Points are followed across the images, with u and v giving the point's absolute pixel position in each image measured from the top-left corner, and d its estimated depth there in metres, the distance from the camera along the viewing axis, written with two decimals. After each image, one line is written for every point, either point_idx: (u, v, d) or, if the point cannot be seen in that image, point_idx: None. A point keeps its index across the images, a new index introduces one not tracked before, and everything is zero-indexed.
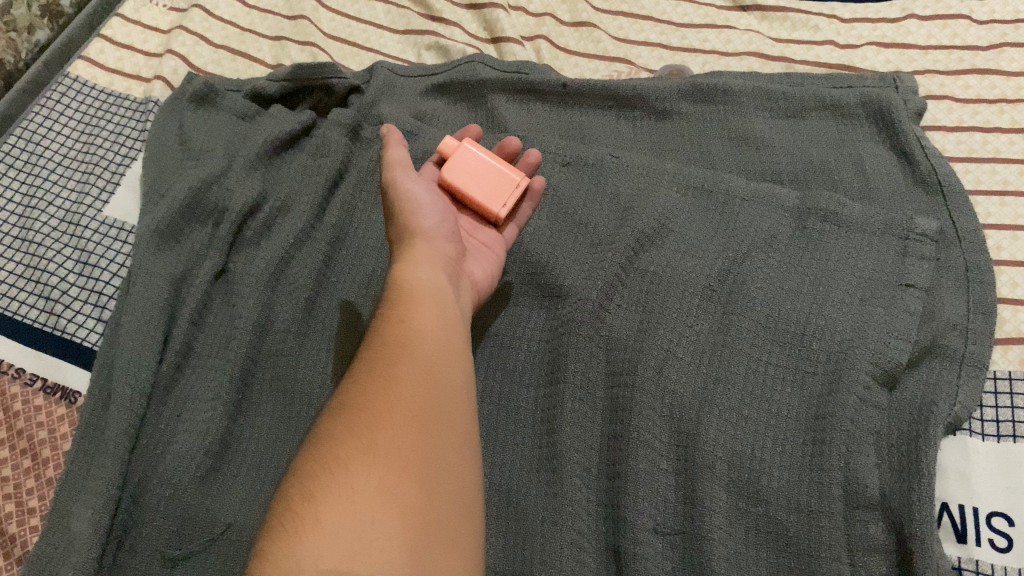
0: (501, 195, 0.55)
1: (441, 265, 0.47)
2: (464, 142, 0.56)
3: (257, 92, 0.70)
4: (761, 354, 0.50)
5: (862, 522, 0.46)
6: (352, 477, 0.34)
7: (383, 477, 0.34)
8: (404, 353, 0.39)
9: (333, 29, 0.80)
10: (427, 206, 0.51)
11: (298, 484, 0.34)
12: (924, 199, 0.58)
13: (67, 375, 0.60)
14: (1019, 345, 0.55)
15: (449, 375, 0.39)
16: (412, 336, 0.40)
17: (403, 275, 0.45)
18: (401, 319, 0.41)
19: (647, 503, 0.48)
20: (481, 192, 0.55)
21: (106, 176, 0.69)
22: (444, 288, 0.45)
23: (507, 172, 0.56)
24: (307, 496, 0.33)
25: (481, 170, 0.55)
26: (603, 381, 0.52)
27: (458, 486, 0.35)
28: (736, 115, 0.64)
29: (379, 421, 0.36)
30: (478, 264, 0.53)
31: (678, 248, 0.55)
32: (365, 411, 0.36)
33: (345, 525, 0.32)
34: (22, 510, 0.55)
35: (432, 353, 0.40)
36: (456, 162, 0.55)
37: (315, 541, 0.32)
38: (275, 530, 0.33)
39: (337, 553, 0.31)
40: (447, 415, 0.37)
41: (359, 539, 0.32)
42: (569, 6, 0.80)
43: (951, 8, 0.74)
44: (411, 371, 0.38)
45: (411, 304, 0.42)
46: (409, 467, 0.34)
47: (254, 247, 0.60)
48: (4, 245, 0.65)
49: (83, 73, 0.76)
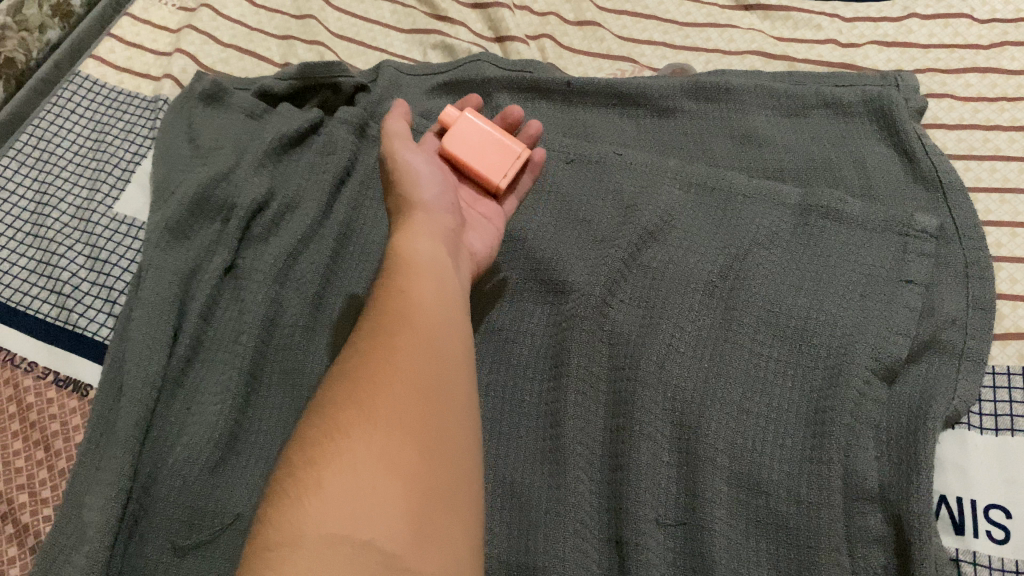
0: (502, 165, 0.56)
1: (441, 238, 0.48)
2: (465, 113, 0.57)
3: (265, 91, 0.71)
4: (762, 348, 0.51)
5: (861, 514, 0.47)
6: (355, 445, 0.35)
7: (384, 446, 0.35)
8: (404, 325, 0.39)
9: (340, 29, 0.80)
10: (426, 178, 0.52)
11: (301, 452, 0.35)
12: (925, 196, 0.59)
13: (79, 369, 0.61)
14: (1018, 341, 0.56)
15: (450, 348, 0.40)
16: (413, 308, 0.41)
17: (402, 246, 0.45)
18: (401, 290, 0.42)
19: (648, 494, 0.49)
20: (481, 163, 0.56)
21: (116, 174, 0.70)
22: (442, 258, 0.46)
23: (508, 143, 0.57)
24: (310, 463, 0.35)
25: (482, 140, 0.57)
26: (606, 375, 0.52)
27: (460, 460, 0.36)
28: (737, 113, 0.65)
29: (381, 391, 0.36)
30: (479, 237, 0.54)
31: (681, 244, 0.56)
32: (367, 381, 0.37)
33: (346, 491, 0.33)
34: (35, 501, 0.56)
35: (433, 324, 0.40)
36: (457, 131, 0.56)
37: (317, 506, 0.33)
38: (279, 495, 0.34)
39: (339, 519, 0.33)
40: (448, 388, 0.38)
41: (361, 506, 0.33)
42: (574, 5, 0.80)
43: (953, 7, 0.75)
44: (411, 343, 0.39)
45: (411, 275, 0.43)
46: (411, 438, 0.35)
47: (262, 243, 0.61)
48: (17, 242, 0.66)
49: (94, 72, 0.77)
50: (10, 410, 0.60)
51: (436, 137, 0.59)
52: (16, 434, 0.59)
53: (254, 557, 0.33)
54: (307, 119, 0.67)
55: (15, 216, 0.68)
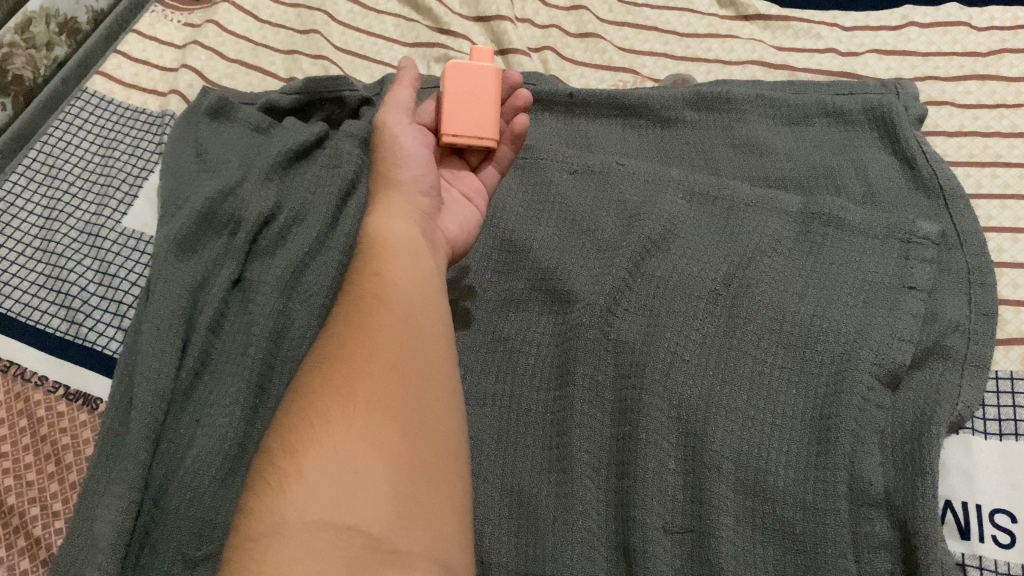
0: (459, 124, 0.55)
1: (416, 220, 0.50)
2: (471, 65, 0.55)
3: (270, 106, 0.71)
4: (767, 356, 0.51)
5: (867, 520, 0.47)
6: (334, 430, 0.36)
7: (364, 430, 0.36)
8: (381, 306, 0.42)
9: (344, 43, 0.81)
10: (411, 158, 0.54)
11: (281, 441, 0.37)
12: (927, 203, 0.60)
13: (89, 382, 0.61)
14: (1020, 346, 0.56)
15: (428, 328, 0.42)
16: (389, 289, 0.43)
17: (378, 228, 0.48)
18: (376, 273, 0.44)
19: (656, 501, 0.49)
20: (445, 113, 0.55)
21: (124, 189, 0.71)
22: (416, 238, 0.48)
23: (485, 111, 0.55)
24: (289, 450, 0.36)
25: (467, 91, 0.55)
26: (612, 384, 0.53)
27: (441, 440, 0.38)
28: (739, 123, 0.66)
29: (357, 375, 0.38)
30: (455, 218, 0.55)
31: (684, 254, 0.56)
32: (344, 365, 0.39)
33: (327, 474, 0.35)
34: (47, 514, 0.57)
35: (409, 307, 0.43)
36: (452, 75, 0.55)
37: (298, 491, 0.34)
38: (261, 484, 0.36)
39: (321, 504, 0.34)
40: (425, 368, 0.40)
41: (343, 488, 0.34)
42: (575, 18, 0.81)
43: (951, 15, 0.75)
44: (387, 322, 0.41)
45: (386, 257, 0.45)
46: (389, 418, 0.37)
47: (269, 255, 0.61)
48: (26, 257, 0.67)
49: (101, 88, 0.78)
50: (20, 424, 0.60)
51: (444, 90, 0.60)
52: (27, 448, 0.59)
53: (240, 548, 0.34)
54: (312, 133, 0.67)
55: (24, 231, 0.69)
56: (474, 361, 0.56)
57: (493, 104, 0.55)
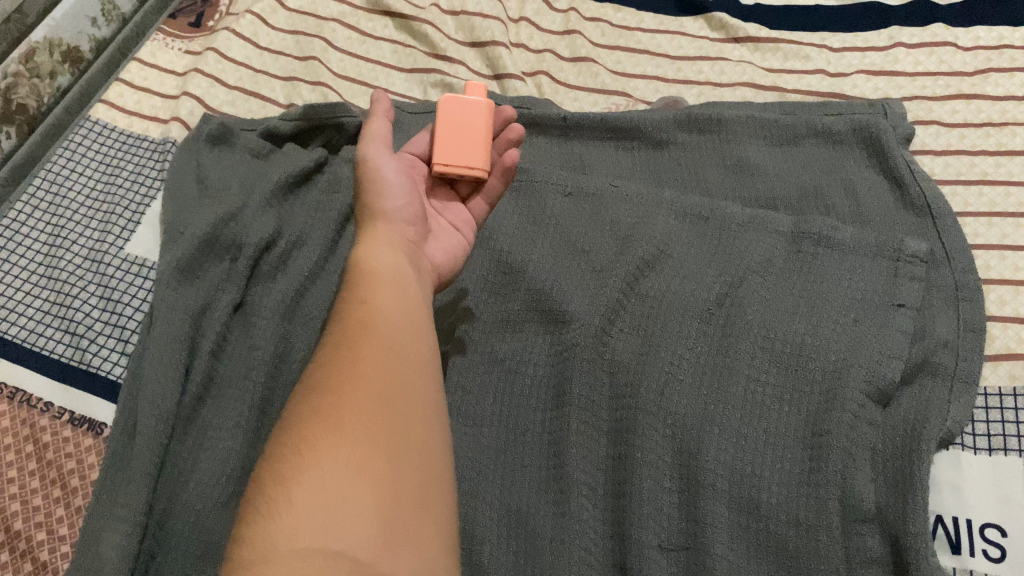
0: (450, 154, 0.57)
1: (402, 248, 0.50)
2: (463, 100, 0.57)
3: (271, 132, 0.73)
4: (759, 374, 0.52)
5: (859, 536, 0.48)
6: (321, 458, 0.36)
7: (352, 457, 0.37)
8: (368, 332, 0.42)
9: (342, 69, 0.83)
10: (395, 188, 0.54)
11: (270, 470, 0.37)
12: (915, 221, 0.61)
13: (94, 408, 0.62)
14: (1009, 361, 0.57)
15: (415, 356, 0.43)
16: (376, 316, 0.43)
17: (365, 257, 0.48)
18: (363, 299, 0.45)
19: (651, 520, 0.50)
20: (437, 144, 0.57)
21: (127, 216, 0.72)
22: (402, 267, 0.48)
23: (475, 143, 0.57)
24: (279, 479, 0.36)
25: (459, 123, 0.57)
26: (607, 404, 0.54)
27: (428, 465, 0.39)
28: (730, 144, 0.67)
29: (345, 402, 0.39)
30: (440, 245, 0.56)
31: (677, 274, 0.57)
32: (331, 391, 0.39)
33: (315, 503, 0.35)
34: (53, 538, 0.58)
35: (395, 331, 0.43)
36: (446, 110, 0.57)
37: (288, 520, 0.35)
38: (252, 513, 0.36)
39: (310, 532, 0.34)
40: (413, 393, 0.41)
41: (331, 516, 0.35)
42: (569, 42, 0.83)
43: (937, 36, 0.77)
44: (375, 349, 0.41)
45: (373, 284, 0.46)
46: (376, 445, 0.37)
47: (270, 279, 0.62)
48: (31, 284, 0.68)
49: (104, 116, 0.80)
50: (25, 449, 0.61)
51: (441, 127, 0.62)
52: (32, 473, 0.60)
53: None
54: (312, 158, 0.68)
55: (28, 259, 0.70)
56: (472, 382, 0.57)
57: (484, 137, 0.57)
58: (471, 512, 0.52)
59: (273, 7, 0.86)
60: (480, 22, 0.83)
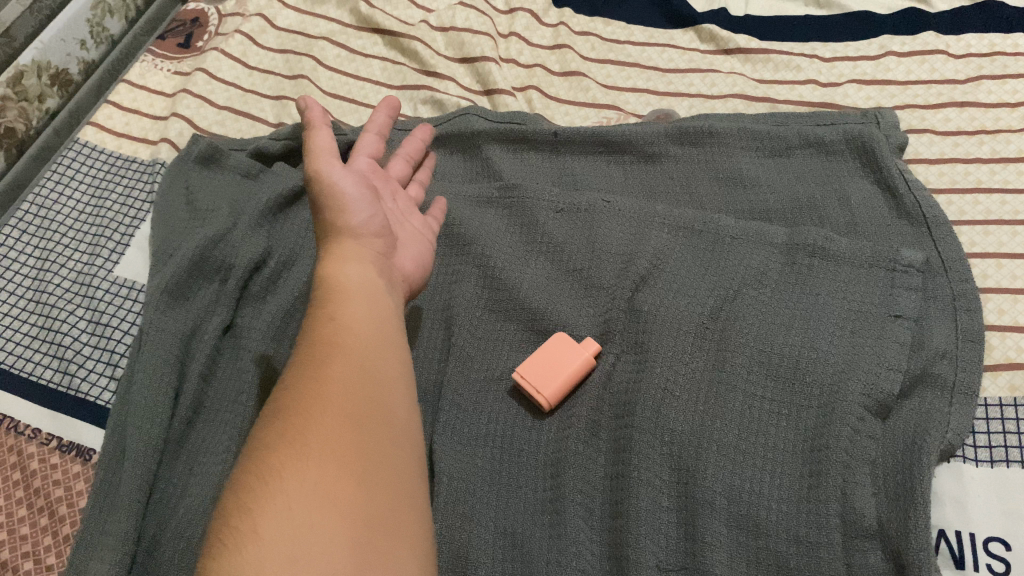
0: (563, 395, 0.54)
1: (372, 263, 0.50)
2: (576, 350, 0.55)
3: (260, 151, 0.72)
4: (756, 389, 0.51)
5: (862, 553, 0.47)
6: (287, 486, 0.35)
7: (318, 482, 0.35)
8: (335, 352, 0.42)
9: (332, 87, 0.82)
10: (356, 200, 0.52)
11: (233, 497, 0.36)
12: (910, 231, 0.60)
13: (82, 433, 0.61)
14: (1008, 371, 0.57)
15: (385, 375, 0.42)
16: (344, 334, 0.43)
17: (332, 274, 0.48)
18: (332, 318, 0.44)
19: (648, 540, 0.49)
20: (547, 371, 0.54)
21: (116, 238, 0.71)
22: (371, 281, 0.48)
23: (561, 358, 0.54)
24: (243, 509, 0.35)
25: (557, 355, 0.54)
26: (609, 424, 0.53)
27: (398, 491, 0.38)
28: (722, 156, 0.66)
29: (311, 426, 0.38)
30: (410, 255, 0.55)
31: (672, 288, 0.57)
32: (297, 414, 0.38)
33: (281, 532, 0.34)
34: (40, 568, 0.56)
35: (363, 348, 0.43)
36: (553, 360, 0.54)
37: (254, 551, 0.33)
38: (214, 547, 0.34)
39: (278, 561, 0.33)
40: (381, 414, 0.40)
41: (299, 544, 0.33)
42: (559, 57, 0.83)
43: (928, 44, 0.77)
44: (343, 370, 0.41)
45: (342, 301, 0.45)
46: (343, 470, 0.36)
47: (260, 301, 0.62)
48: (19, 309, 0.68)
49: (93, 139, 0.79)
50: (13, 477, 0.60)
51: (376, 139, 0.62)
52: (20, 502, 0.59)
53: None
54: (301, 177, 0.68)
55: (16, 283, 0.69)
56: (467, 401, 0.55)
57: (557, 363, 0.54)
58: (466, 536, 0.50)
59: (262, 27, 0.86)
60: (470, 39, 0.83)
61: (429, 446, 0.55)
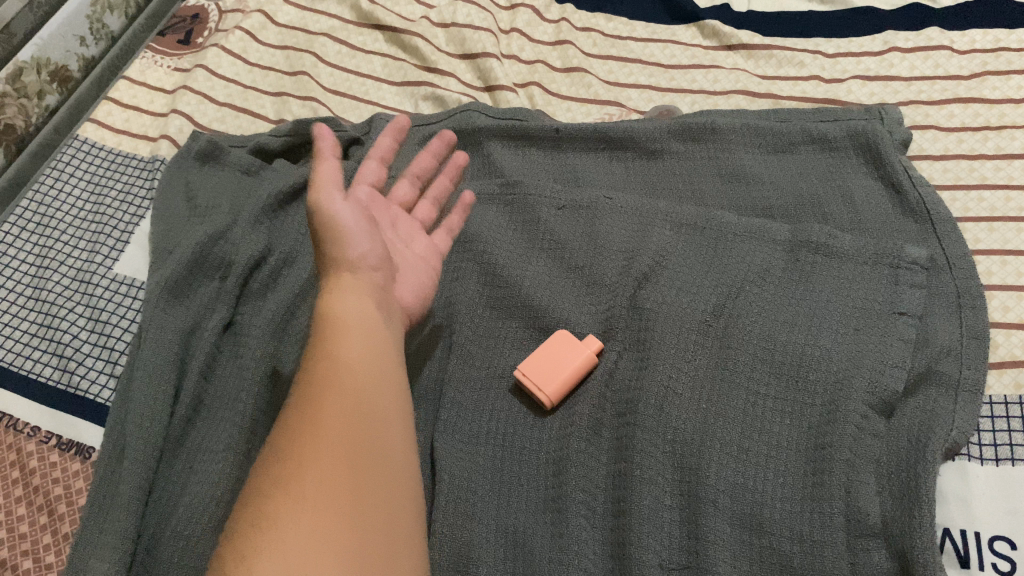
0: (564, 395, 0.54)
1: (371, 296, 0.49)
2: (574, 347, 0.54)
3: (260, 148, 0.72)
4: (759, 387, 0.51)
5: (865, 551, 0.46)
6: (283, 531, 0.35)
7: (314, 525, 0.35)
8: (330, 387, 0.41)
9: (333, 84, 0.82)
10: (355, 233, 0.52)
11: (232, 544, 0.36)
12: (914, 228, 0.60)
13: (82, 431, 0.61)
14: (1014, 369, 0.56)
15: (382, 408, 0.42)
16: (340, 368, 0.43)
17: (330, 308, 0.47)
18: (328, 353, 0.44)
19: (652, 539, 0.48)
20: (547, 369, 0.53)
21: (116, 235, 0.71)
22: (370, 314, 0.47)
23: (559, 357, 0.54)
24: (241, 556, 0.35)
25: (557, 354, 0.54)
26: (612, 421, 0.53)
27: (396, 527, 0.37)
28: (724, 152, 0.66)
29: (306, 467, 0.37)
30: (409, 286, 0.55)
31: (675, 284, 0.56)
32: (293, 454, 0.38)
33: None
34: (40, 566, 0.56)
35: (360, 380, 0.42)
36: (552, 360, 0.54)
37: None
38: None
39: None
40: (378, 448, 0.40)
41: None
42: (560, 53, 0.83)
43: (932, 40, 0.77)
44: (339, 405, 0.40)
45: (340, 335, 0.45)
46: (339, 511, 0.36)
47: (260, 298, 0.61)
48: (18, 307, 0.67)
49: (92, 136, 0.79)
50: (12, 475, 0.60)
51: (380, 164, 0.60)
52: (19, 499, 0.59)
53: None
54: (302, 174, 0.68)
55: (15, 281, 0.69)
56: (468, 400, 0.55)
57: (557, 362, 0.54)
58: (467, 535, 0.50)
59: (263, 24, 0.86)
60: (471, 34, 0.82)
61: (430, 446, 0.54)
